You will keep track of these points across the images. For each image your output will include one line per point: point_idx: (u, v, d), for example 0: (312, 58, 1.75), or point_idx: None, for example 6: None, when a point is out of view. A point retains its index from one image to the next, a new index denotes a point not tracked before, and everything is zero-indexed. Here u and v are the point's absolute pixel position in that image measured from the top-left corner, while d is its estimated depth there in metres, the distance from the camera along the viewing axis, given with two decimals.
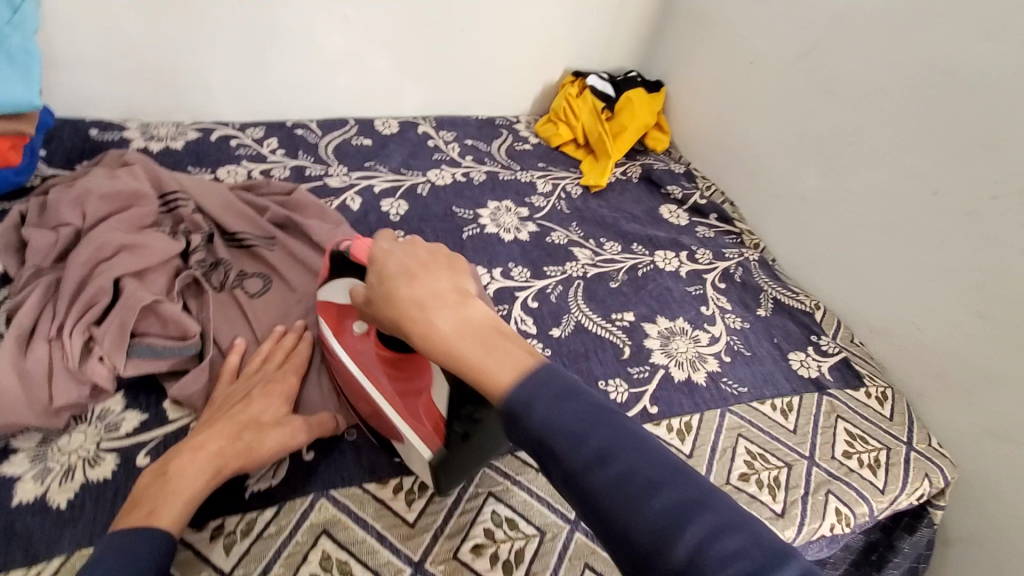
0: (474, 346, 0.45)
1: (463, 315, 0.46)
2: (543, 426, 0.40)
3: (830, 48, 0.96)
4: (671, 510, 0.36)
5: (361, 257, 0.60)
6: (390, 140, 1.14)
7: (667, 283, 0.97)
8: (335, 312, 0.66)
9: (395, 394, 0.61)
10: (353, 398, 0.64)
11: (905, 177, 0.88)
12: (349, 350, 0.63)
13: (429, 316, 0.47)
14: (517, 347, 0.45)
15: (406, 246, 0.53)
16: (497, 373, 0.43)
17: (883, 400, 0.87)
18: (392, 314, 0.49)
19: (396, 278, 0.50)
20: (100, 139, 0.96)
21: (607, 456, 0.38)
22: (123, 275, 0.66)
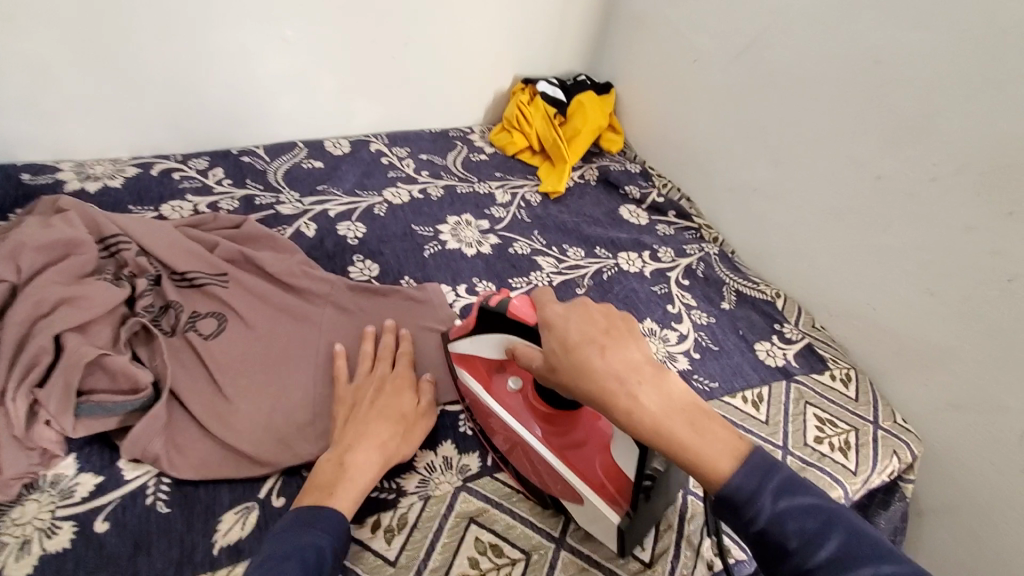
0: (683, 426, 0.51)
1: (649, 385, 0.52)
2: (744, 496, 0.48)
3: (767, 43, 0.99)
4: (840, 552, 0.45)
5: (520, 312, 0.60)
6: (343, 161, 1.12)
7: (632, 284, 0.98)
8: (482, 367, 0.69)
9: (567, 447, 0.63)
10: (519, 454, 0.65)
11: (849, 165, 0.90)
12: (504, 403, 0.67)
13: (635, 394, 0.51)
14: (726, 433, 0.51)
15: (580, 313, 0.56)
16: (715, 458, 0.49)
17: (847, 381, 0.90)
18: (587, 384, 0.52)
19: (585, 347, 0.53)
20: (31, 184, 0.91)
21: (791, 515, 0.47)
22: (64, 330, 0.62)
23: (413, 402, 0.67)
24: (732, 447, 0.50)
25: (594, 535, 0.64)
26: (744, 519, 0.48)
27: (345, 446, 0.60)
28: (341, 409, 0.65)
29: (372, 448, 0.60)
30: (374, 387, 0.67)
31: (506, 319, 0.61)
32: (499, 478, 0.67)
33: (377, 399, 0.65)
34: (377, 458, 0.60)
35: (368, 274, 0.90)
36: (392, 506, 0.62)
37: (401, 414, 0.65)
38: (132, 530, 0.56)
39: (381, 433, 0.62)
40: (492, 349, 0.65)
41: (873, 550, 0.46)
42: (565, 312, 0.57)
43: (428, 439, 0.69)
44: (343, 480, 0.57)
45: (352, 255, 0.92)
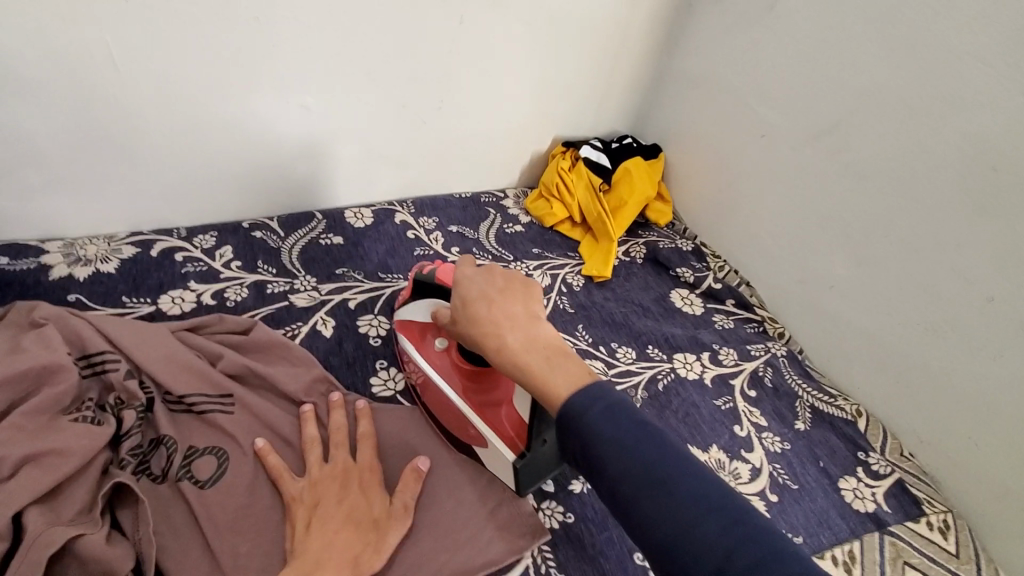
0: (540, 358, 0.51)
1: (523, 332, 0.52)
2: (591, 433, 0.45)
3: (853, 127, 0.87)
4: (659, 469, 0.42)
5: (446, 277, 0.68)
6: (366, 236, 1.00)
7: (692, 397, 0.85)
8: (418, 330, 0.74)
9: (484, 403, 0.65)
10: (448, 416, 0.69)
11: (952, 277, 0.78)
12: (431, 362, 0.70)
13: (503, 335, 0.52)
14: (582, 368, 0.50)
15: (484, 274, 0.57)
16: (557, 384, 0.49)
17: (946, 531, 0.77)
18: (469, 327, 0.54)
19: (479, 303, 0.54)
20: (9, 271, 0.79)
21: (632, 453, 0.43)
22: (25, 505, 0.51)
23: (383, 500, 0.61)
24: (577, 377, 0.49)
25: None
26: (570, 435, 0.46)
27: (311, 560, 0.53)
28: (302, 512, 0.58)
29: (339, 560, 0.54)
30: (340, 486, 0.61)
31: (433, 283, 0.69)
32: None
33: (343, 499, 0.59)
34: (347, 571, 0.53)
35: (392, 387, 0.78)
36: None
37: (371, 519, 0.59)
38: None
39: (348, 545, 0.55)
40: (422, 311, 0.71)
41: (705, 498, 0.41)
42: (473, 272, 0.57)
43: None
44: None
45: (375, 361, 0.80)
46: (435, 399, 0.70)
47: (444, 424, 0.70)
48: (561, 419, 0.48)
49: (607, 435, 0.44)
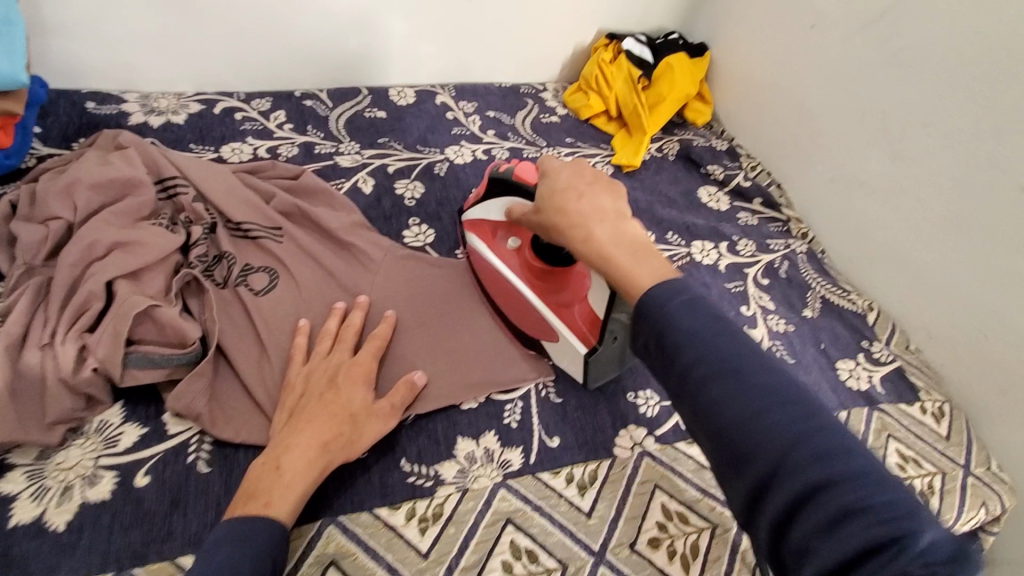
0: (626, 253, 0.49)
1: (612, 226, 0.51)
2: (679, 327, 0.41)
3: (908, 13, 0.83)
4: (786, 423, 0.36)
5: (525, 176, 0.63)
6: (407, 112, 1.06)
7: (704, 278, 0.89)
8: (489, 228, 0.73)
9: (555, 300, 0.68)
10: (518, 313, 0.70)
11: (986, 166, 0.76)
12: (504, 259, 0.71)
13: (590, 225, 0.52)
14: (662, 263, 0.48)
15: (575, 167, 0.56)
16: (637, 275, 0.48)
17: (940, 417, 0.79)
18: (551, 213, 0.54)
19: (567, 193, 0.54)
20: (96, 113, 0.90)
21: (743, 386, 0.38)
22: (114, 277, 0.61)
23: (367, 396, 0.60)
24: (659, 270, 0.48)
25: (636, 555, 0.59)
26: (671, 357, 0.41)
27: (281, 448, 0.55)
28: (289, 402, 0.60)
29: (309, 447, 0.55)
30: (325, 380, 0.60)
31: (512, 182, 0.64)
32: (540, 480, 0.63)
33: (325, 392, 0.59)
34: (316, 458, 0.54)
35: (423, 240, 0.85)
36: (428, 495, 0.60)
37: (349, 413, 0.58)
38: (170, 488, 0.55)
39: (317, 434, 0.55)
40: (495, 209, 0.70)
41: (823, 431, 0.36)
42: (574, 177, 0.55)
43: (470, 428, 0.65)
44: (277, 485, 0.52)
45: (409, 218, 0.87)
46: (506, 302, 0.71)
47: (512, 321, 0.72)
48: (638, 321, 0.45)
49: (689, 326, 0.41)
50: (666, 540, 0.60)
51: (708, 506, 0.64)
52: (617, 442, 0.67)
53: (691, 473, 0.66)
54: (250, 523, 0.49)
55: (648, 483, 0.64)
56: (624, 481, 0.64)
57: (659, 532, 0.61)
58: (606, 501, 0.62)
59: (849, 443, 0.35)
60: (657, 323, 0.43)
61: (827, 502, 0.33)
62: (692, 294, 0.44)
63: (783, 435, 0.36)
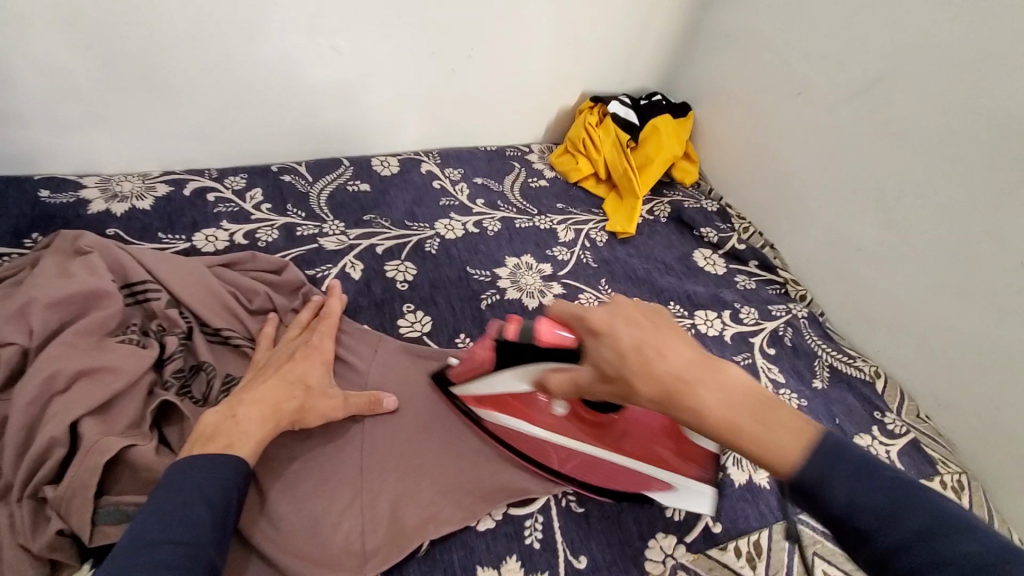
0: (747, 417, 0.44)
1: (716, 381, 0.46)
2: (790, 457, 0.43)
3: (895, 87, 0.84)
4: (914, 513, 0.39)
5: (548, 338, 0.56)
6: (392, 184, 1.01)
7: (711, 352, 0.87)
8: (498, 399, 0.66)
9: (615, 439, 0.65)
10: (591, 473, 0.65)
11: (984, 239, 0.77)
12: (531, 418, 0.66)
13: (699, 393, 0.45)
14: (793, 418, 0.45)
15: (618, 313, 0.50)
16: (779, 440, 0.43)
17: (960, 490, 0.78)
18: (641, 382, 0.46)
19: (637, 353, 0.47)
20: (51, 203, 0.82)
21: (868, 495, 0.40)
22: (80, 416, 0.54)
23: (324, 376, 0.65)
24: (794, 429, 0.44)
25: None
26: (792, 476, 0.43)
27: (238, 402, 0.58)
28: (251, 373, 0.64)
29: (267, 403, 0.58)
30: (286, 356, 0.65)
31: (538, 343, 0.57)
32: None
33: (286, 364, 0.64)
34: (272, 417, 0.57)
35: (420, 329, 0.80)
36: None
37: (303, 382, 0.62)
38: None
39: (273, 394, 0.59)
40: (515, 379, 0.63)
41: (942, 515, 0.39)
42: (613, 317, 0.50)
43: (490, 554, 0.59)
44: (234, 430, 0.54)
45: (403, 304, 0.82)
46: (558, 454, 0.65)
47: (566, 474, 0.65)
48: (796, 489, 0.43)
49: (796, 449, 0.43)
50: None
51: None
52: (648, 556, 0.62)
53: None
54: (210, 461, 0.51)
55: None
56: None
57: None
58: None
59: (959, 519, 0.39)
60: (816, 487, 0.42)
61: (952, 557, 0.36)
62: (835, 446, 0.43)
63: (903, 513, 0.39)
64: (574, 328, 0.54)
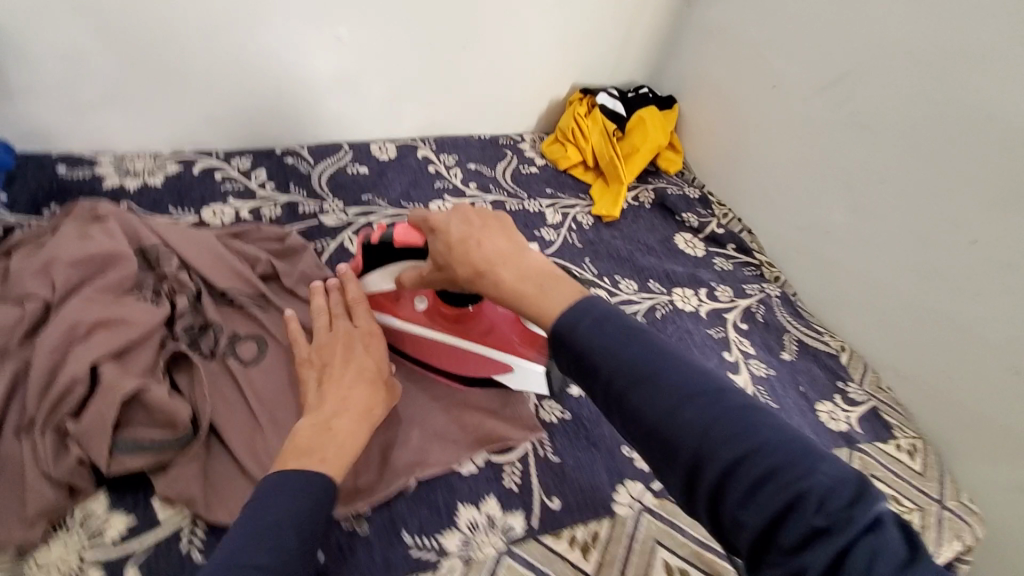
0: (532, 288, 0.50)
1: (514, 267, 0.52)
2: (588, 346, 0.45)
3: (862, 79, 0.89)
4: (705, 410, 0.40)
5: (405, 239, 0.66)
6: (389, 167, 1.07)
7: (687, 326, 0.92)
8: (388, 299, 0.73)
9: (476, 334, 0.72)
10: (466, 362, 0.72)
11: (940, 220, 0.82)
12: (412, 320, 0.73)
13: (498, 272, 0.52)
14: (572, 285, 0.51)
15: (460, 216, 0.56)
16: (549, 307, 0.49)
17: (913, 453, 0.84)
18: (461, 266, 0.54)
19: (463, 242, 0.54)
20: (68, 177, 0.87)
21: (660, 391, 0.42)
22: (100, 360, 0.59)
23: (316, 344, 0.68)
24: (571, 292, 0.50)
25: None
26: (596, 367, 0.45)
27: None
28: (310, 375, 0.63)
29: (351, 412, 0.59)
30: (343, 350, 0.65)
31: (394, 245, 0.67)
32: (546, 545, 0.62)
33: (347, 360, 0.64)
34: (359, 420, 0.59)
35: None
36: (433, 569, 0.58)
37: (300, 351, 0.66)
38: None
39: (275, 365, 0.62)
40: (382, 280, 0.70)
41: (734, 409, 0.40)
42: (451, 219, 0.56)
43: (471, 494, 0.65)
44: (329, 445, 0.55)
45: None
46: (439, 352, 0.73)
47: (453, 371, 0.73)
48: (560, 345, 0.48)
49: (600, 343, 0.45)
50: None
51: (707, 559, 0.65)
52: (617, 500, 0.68)
53: (688, 527, 0.67)
54: None
55: (649, 539, 0.65)
56: (626, 539, 0.65)
57: None
58: (610, 562, 0.63)
59: (744, 415, 0.39)
60: (596, 363, 0.45)
61: (726, 446, 0.38)
62: (661, 349, 0.44)
63: (692, 411, 0.40)
64: (420, 229, 0.63)
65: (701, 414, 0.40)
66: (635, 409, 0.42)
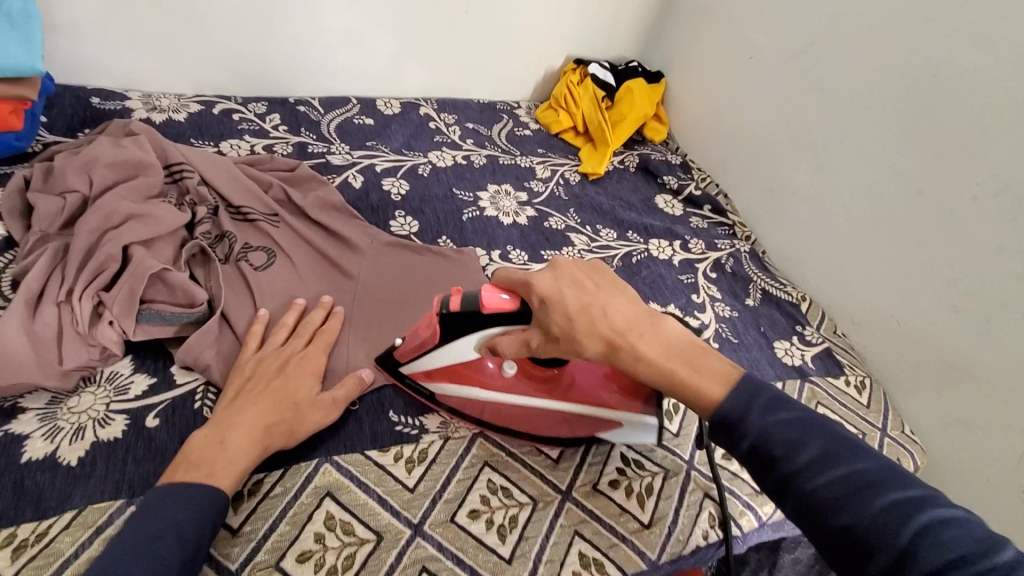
0: (683, 366, 0.55)
1: (654, 339, 0.56)
2: (759, 430, 0.50)
3: (826, 48, 0.98)
4: (849, 475, 0.46)
5: (493, 306, 0.60)
6: (393, 121, 1.15)
7: (660, 270, 1.00)
8: (464, 372, 0.67)
9: (567, 391, 0.67)
10: (545, 427, 0.68)
11: (890, 175, 0.90)
12: (496, 387, 0.67)
13: (638, 341, 0.55)
14: (720, 365, 0.55)
15: (567, 278, 0.58)
16: (710, 386, 0.53)
17: (861, 389, 0.92)
18: (587, 335, 0.55)
19: (588, 311, 0.56)
20: (101, 108, 0.96)
21: (832, 473, 0.46)
22: (130, 243, 0.68)
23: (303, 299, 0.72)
24: (723, 376, 0.54)
25: (597, 494, 0.67)
26: (737, 439, 0.51)
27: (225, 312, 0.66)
28: (236, 383, 0.62)
29: (251, 425, 0.57)
30: (275, 368, 0.63)
31: (482, 313, 0.61)
32: (515, 431, 0.70)
33: (273, 380, 0.62)
34: (258, 437, 0.56)
35: (408, 230, 0.94)
36: (413, 441, 0.66)
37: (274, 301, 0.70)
38: (178, 428, 0.61)
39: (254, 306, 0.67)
40: (466, 350, 0.64)
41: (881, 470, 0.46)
42: (558, 282, 0.57)
43: None
44: (220, 458, 0.54)
45: (394, 210, 0.96)
46: (553, 426, 0.68)
47: (539, 433, 0.68)
48: (718, 425, 0.53)
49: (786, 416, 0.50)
50: (624, 480, 0.68)
51: (660, 454, 0.72)
52: None
53: None
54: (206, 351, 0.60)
55: None
56: None
57: (619, 475, 0.69)
58: (571, 448, 0.70)
59: (891, 472, 0.46)
60: (736, 423, 0.51)
61: (879, 510, 0.43)
62: (754, 390, 0.53)
63: (824, 459, 0.47)
64: (518, 295, 0.60)
65: (849, 500, 0.44)
66: (806, 499, 0.46)
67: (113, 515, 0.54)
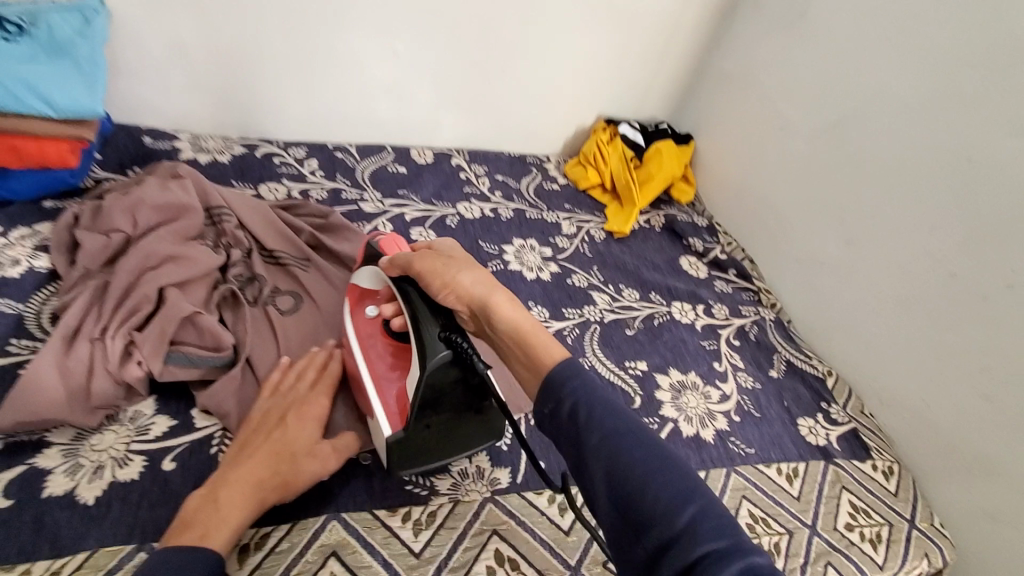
0: (532, 335, 0.58)
1: (513, 309, 0.61)
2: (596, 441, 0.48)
3: (858, 123, 0.98)
4: (674, 499, 0.44)
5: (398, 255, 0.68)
6: (425, 170, 1.18)
7: (682, 334, 0.99)
8: (357, 292, 0.72)
9: (389, 375, 0.66)
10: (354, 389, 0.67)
11: (924, 255, 0.89)
12: (359, 330, 0.69)
13: (501, 308, 0.60)
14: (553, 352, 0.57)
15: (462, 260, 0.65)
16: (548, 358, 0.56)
17: (890, 474, 0.88)
18: (466, 287, 0.61)
19: (466, 279, 0.62)
20: (152, 147, 1.01)
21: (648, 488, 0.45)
22: (166, 285, 0.70)
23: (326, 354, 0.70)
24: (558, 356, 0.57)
25: (607, 572, 0.64)
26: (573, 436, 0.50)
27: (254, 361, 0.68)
28: (243, 434, 0.62)
29: (245, 482, 0.56)
30: (276, 419, 0.63)
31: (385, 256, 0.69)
32: (526, 498, 0.69)
33: (273, 431, 0.61)
34: (251, 493, 0.56)
35: None
36: (423, 501, 0.65)
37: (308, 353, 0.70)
38: (193, 474, 0.61)
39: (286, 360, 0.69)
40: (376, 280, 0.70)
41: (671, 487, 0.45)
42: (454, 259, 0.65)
43: None
44: (213, 517, 0.54)
45: None
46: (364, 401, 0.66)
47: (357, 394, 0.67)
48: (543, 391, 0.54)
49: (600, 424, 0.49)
50: None
51: None
52: None
53: None
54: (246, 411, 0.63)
55: None
56: None
57: None
58: (584, 522, 0.68)
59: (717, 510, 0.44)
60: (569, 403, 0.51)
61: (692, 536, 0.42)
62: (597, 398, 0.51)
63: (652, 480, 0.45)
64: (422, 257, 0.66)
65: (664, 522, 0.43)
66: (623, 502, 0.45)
67: (121, 562, 0.54)
